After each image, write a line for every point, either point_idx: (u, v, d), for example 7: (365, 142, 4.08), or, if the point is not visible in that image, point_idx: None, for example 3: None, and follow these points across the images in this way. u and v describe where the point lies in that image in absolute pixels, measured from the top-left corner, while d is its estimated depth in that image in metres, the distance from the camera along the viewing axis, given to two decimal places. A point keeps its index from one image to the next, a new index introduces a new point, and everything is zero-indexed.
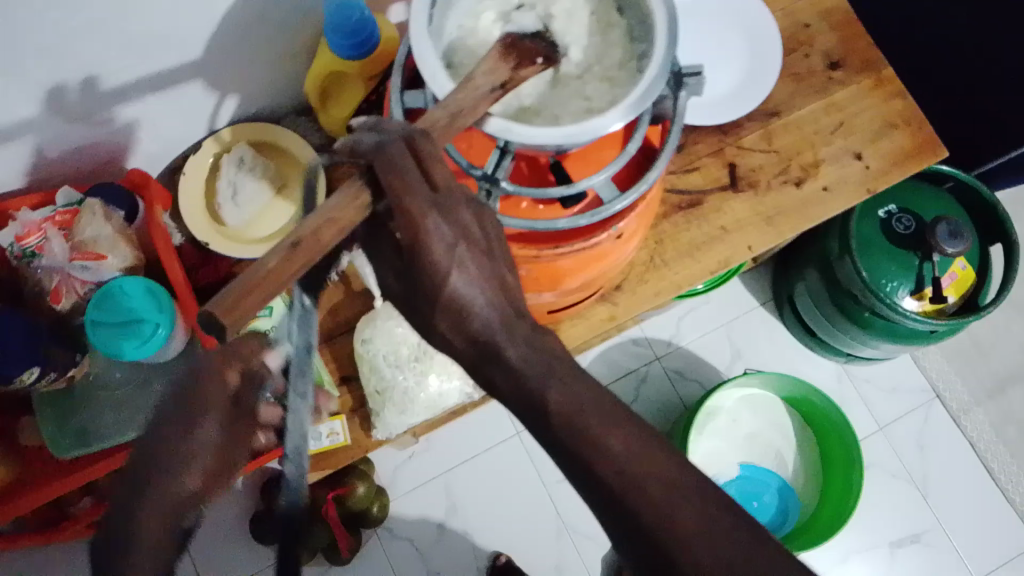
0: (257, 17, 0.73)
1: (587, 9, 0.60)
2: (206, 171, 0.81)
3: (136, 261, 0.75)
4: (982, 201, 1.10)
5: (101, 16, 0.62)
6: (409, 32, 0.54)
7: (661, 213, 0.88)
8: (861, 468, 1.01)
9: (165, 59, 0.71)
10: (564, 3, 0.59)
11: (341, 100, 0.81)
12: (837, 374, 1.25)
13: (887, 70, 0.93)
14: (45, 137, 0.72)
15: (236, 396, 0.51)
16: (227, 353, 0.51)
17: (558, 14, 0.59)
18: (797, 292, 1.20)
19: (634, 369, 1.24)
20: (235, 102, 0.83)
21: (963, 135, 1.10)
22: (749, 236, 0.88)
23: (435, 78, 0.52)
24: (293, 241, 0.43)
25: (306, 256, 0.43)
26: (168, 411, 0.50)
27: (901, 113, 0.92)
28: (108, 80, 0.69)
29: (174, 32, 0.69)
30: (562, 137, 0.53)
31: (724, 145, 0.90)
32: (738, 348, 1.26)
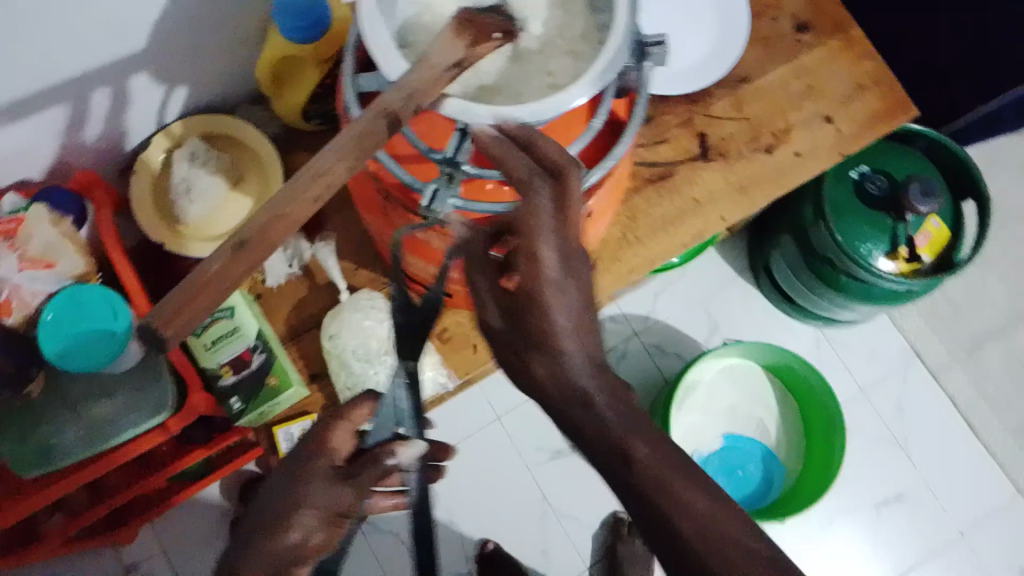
0: (203, 2, 0.69)
1: None
2: (155, 169, 0.78)
3: (88, 268, 0.72)
4: (953, 158, 1.10)
5: (34, 7, 0.58)
6: (358, 12, 0.51)
7: (632, 188, 0.86)
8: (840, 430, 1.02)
9: (107, 50, 0.67)
10: None
11: (295, 87, 0.77)
12: (816, 340, 1.25)
13: (856, 31, 0.91)
14: None
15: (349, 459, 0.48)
16: (331, 412, 0.49)
17: None
18: (773, 260, 1.20)
19: (614, 347, 1.23)
20: (184, 94, 0.80)
21: (933, 93, 1.09)
22: (722, 206, 0.86)
23: (389, 59, 0.50)
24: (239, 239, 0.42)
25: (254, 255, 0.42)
26: (283, 466, 0.48)
27: (872, 75, 0.90)
28: (48, 75, 0.66)
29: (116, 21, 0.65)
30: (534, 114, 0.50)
31: (693, 115, 0.89)
32: (716, 319, 1.25)
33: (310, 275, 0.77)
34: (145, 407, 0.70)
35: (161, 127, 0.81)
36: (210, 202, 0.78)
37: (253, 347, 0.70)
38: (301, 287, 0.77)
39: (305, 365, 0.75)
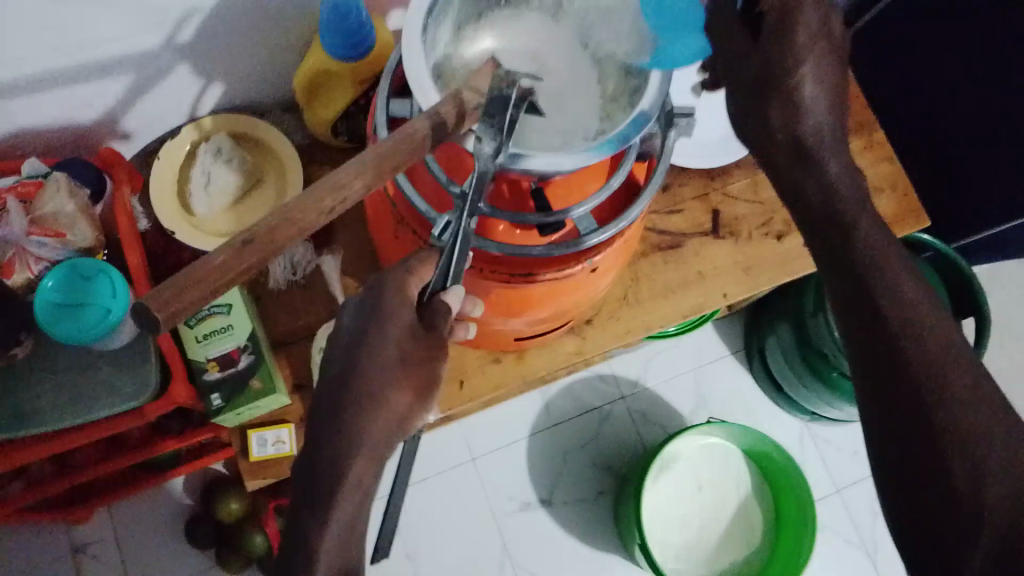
0: (254, 47, 0.73)
1: (587, 56, 0.58)
2: (180, 157, 0.77)
3: (97, 243, 0.69)
4: (960, 272, 1.04)
5: (85, 59, 0.65)
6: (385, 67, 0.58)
7: (640, 251, 0.85)
8: (813, 533, 0.98)
9: (185, 24, 0.65)
10: (567, 76, 0.58)
11: (327, 104, 0.76)
12: (799, 432, 1.24)
13: (879, 132, 0.91)
14: (13, 135, 0.70)
15: (401, 426, 0.49)
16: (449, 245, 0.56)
17: (557, 82, 0.57)
18: (768, 345, 1.18)
19: (597, 407, 1.22)
20: (220, 90, 0.77)
21: (948, 209, 1.08)
22: (724, 283, 0.85)
23: (423, 89, 0.50)
24: (246, 238, 0.41)
25: (256, 255, 0.41)
26: None
27: (888, 177, 0.89)
28: (69, 51, 0.63)
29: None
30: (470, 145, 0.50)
31: (709, 190, 0.88)
32: (704, 396, 1.24)
33: (311, 285, 0.78)
34: (123, 394, 0.68)
35: (192, 118, 0.79)
36: (227, 199, 0.77)
37: (243, 347, 0.70)
38: (300, 296, 0.78)
39: (289, 374, 0.75)
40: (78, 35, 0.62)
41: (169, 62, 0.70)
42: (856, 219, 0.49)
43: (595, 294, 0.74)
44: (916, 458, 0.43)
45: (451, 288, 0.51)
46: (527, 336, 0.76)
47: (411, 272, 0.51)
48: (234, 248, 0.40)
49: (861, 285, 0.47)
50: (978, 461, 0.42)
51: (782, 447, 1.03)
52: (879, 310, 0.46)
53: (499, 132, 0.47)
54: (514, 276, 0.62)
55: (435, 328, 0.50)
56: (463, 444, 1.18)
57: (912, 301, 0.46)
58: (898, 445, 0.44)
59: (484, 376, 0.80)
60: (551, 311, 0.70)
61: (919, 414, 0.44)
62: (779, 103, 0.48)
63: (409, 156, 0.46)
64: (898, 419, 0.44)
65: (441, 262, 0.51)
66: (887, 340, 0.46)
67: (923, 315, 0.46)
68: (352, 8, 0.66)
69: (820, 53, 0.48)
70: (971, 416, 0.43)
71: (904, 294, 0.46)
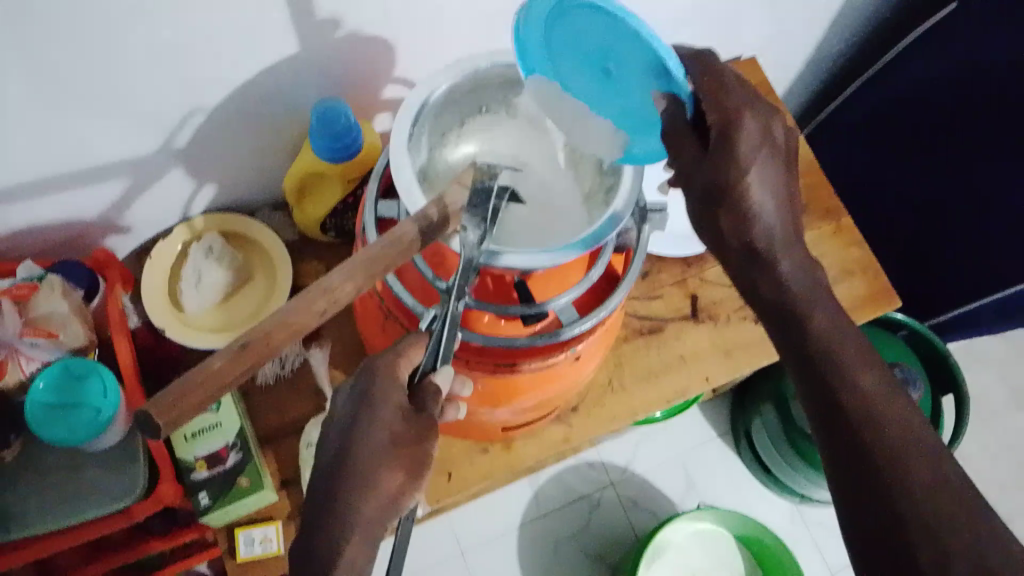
0: (246, 151, 0.76)
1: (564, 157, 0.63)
2: (172, 256, 0.79)
3: (88, 343, 0.71)
4: (935, 350, 1.07)
5: (83, 166, 0.67)
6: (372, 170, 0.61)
7: (622, 337, 0.87)
8: None
9: (181, 129, 0.69)
10: (543, 178, 0.63)
11: (317, 201, 0.79)
12: (790, 514, 1.23)
13: (846, 218, 0.95)
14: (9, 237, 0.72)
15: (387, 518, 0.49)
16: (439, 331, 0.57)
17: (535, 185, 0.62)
18: (754, 427, 1.18)
19: (587, 494, 1.21)
20: (212, 192, 0.80)
21: (919, 288, 1.11)
22: (706, 367, 0.87)
23: (409, 192, 0.53)
24: (242, 343, 0.44)
25: (254, 358, 0.44)
26: None
27: (858, 261, 0.93)
28: (67, 156, 0.66)
29: (193, 78, 0.64)
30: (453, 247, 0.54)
31: (687, 275, 0.91)
32: (693, 480, 1.24)
33: (299, 378, 0.79)
34: (110, 492, 0.67)
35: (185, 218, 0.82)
36: (218, 296, 0.79)
37: (231, 444, 0.71)
38: (289, 390, 0.78)
39: (276, 469, 0.75)
40: (77, 141, 0.64)
41: (164, 166, 0.72)
42: (821, 307, 0.52)
43: (579, 381, 0.75)
44: (888, 551, 0.44)
45: (441, 368, 0.52)
46: (514, 425, 0.77)
47: (402, 355, 0.52)
48: (230, 356, 0.43)
49: (821, 382, 0.50)
50: (945, 547, 0.43)
51: (772, 531, 1.03)
52: (839, 406, 0.49)
53: (484, 220, 0.52)
54: (499, 366, 0.63)
55: (426, 409, 0.50)
56: (452, 537, 1.16)
57: (870, 397, 0.48)
58: (874, 538, 0.45)
59: (472, 466, 0.80)
60: (536, 400, 0.71)
61: (884, 506, 0.45)
62: (729, 212, 0.51)
63: (396, 256, 0.48)
64: (868, 511, 0.46)
65: (431, 345, 0.53)
66: (849, 435, 0.48)
67: (884, 408, 0.48)
68: (341, 113, 0.70)
69: (763, 159, 0.50)
70: (939, 496, 0.44)
71: (860, 390, 0.48)
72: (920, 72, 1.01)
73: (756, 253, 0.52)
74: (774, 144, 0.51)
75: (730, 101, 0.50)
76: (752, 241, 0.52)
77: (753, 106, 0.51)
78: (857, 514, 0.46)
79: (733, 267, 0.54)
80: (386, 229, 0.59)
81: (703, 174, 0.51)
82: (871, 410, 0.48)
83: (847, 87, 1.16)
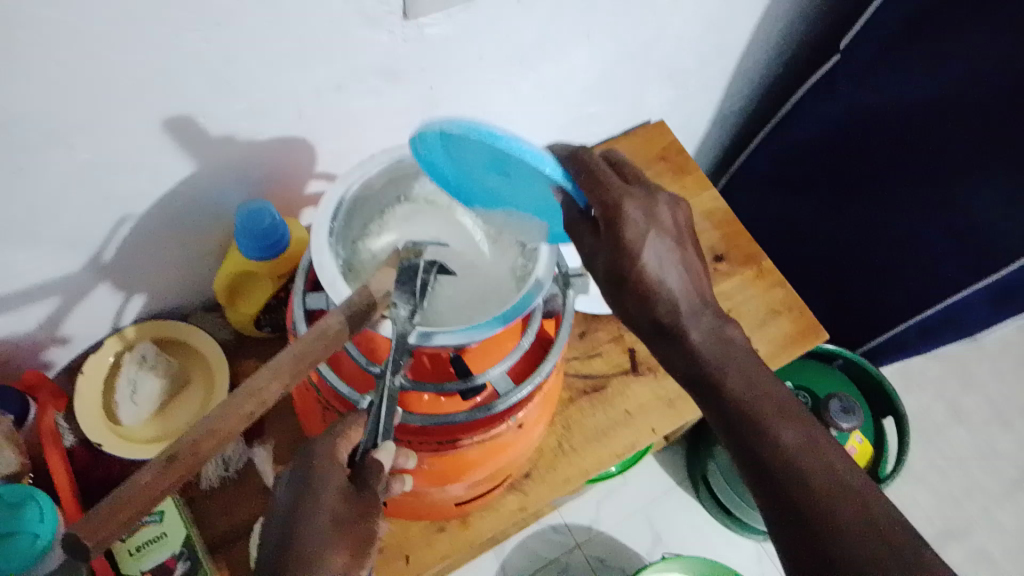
0: (174, 258, 0.77)
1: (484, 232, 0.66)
2: (105, 369, 0.78)
3: (22, 466, 0.70)
4: (869, 375, 1.11)
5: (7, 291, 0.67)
6: (298, 267, 0.63)
7: (567, 398, 0.89)
8: None
9: (106, 244, 0.69)
10: None
11: (251, 299, 0.80)
12: (757, 555, 1.24)
13: (767, 261, 0.99)
14: None
15: None
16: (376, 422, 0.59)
17: None
18: (710, 471, 1.20)
19: (555, 559, 1.20)
20: (142, 301, 0.80)
21: (847, 318, 1.16)
22: (651, 418, 0.88)
23: (334, 284, 0.54)
24: (168, 457, 0.45)
25: (181, 470, 0.45)
26: None
27: (783, 300, 0.97)
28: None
29: (114, 194, 0.65)
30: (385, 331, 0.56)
31: (623, 331, 0.94)
32: (659, 532, 1.24)
33: (245, 478, 0.78)
34: None
35: (116, 330, 0.81)
36: (155, 404, 0.78)
37: (179, 554, 0.69)
38: (236, 491, 0.77)
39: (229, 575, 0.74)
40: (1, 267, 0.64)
41: (90, 282, 0.72)
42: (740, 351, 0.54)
43: (527, 449, 0.76)
44: None
45: (382, 446, 0.53)
46: (467, 500, 0.77)
47: (342, 437, 0.53)
48: (158, 470, 0.45)
49: (744, 440, 0.51)
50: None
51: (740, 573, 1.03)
52: (764, 465, 0.49)
53: (413, 295, 0.55)
54: (444, 443, 0.64)
55: (367, 487, 0.51)
56: None
57: (791, 452, 0.49)
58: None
59: (431, 548, 0.80)
60: (485, 473, 0.72)
61: (817, 558, 0.45)
62: (631, 295, 0.55)
63: (322, 349, 0.50)
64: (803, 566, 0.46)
65: (369, 424, 0.54)
66: (777, 492, 0.48)
67: (808, 461, 0.49)
68: (265, 213, 0.71)
69: (652, 238, 0.54)
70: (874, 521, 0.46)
71: (781, 445, 0.50)
72: (814, 122, 1.07)
73: (663, 327, 0.55)
74: (658, 222, 0.54)
75: (610, 189, 0.54)
76: (657, 318, 0.55)
77: (632, 194, 0.54)
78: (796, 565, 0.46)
79: (646, 337, 0.56)
80: (316, 322, 0.60)
81: (604, 257, 0.54)
82: (791, 463, 0.49)
83: (753, 138, 1.23)
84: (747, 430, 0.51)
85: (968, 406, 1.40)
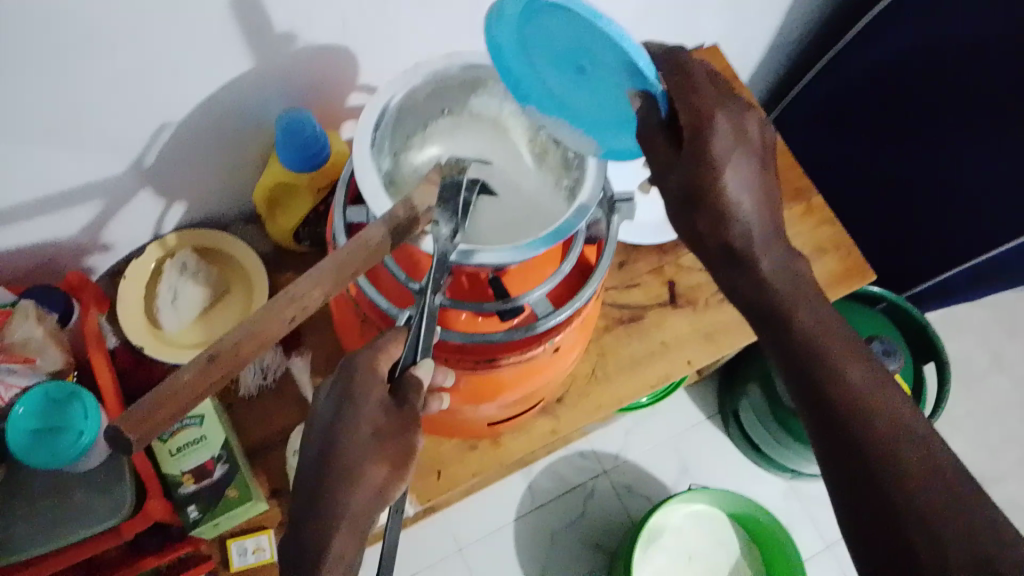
0: (215, 167, 0.76)
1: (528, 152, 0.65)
2: (146, 275, 0.78)
3: (66, 365, 0.72)
4: (914, 320, 1.08)
5: (50, 191, 0.67)
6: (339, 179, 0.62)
7: (602, 326, 0.88)
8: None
9: (147, 148, 0.69)
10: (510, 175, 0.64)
11: (290, 211, 0.79)
12: (783, 491, 1.24)
13: (817, 196, 0.96)
14: None
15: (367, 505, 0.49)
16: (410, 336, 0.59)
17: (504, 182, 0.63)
18: (741, 407, 1.19)
19: (581, 483, 1.22)
20: (182, 208, 0.80)
21: (895, 260, 1.13)
22: (687, 351, 0.88)
23: (376, 198, 0.53)
24: (210, 354, 0.45)
25: (223, 368, 0.45)
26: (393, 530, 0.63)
27: (831, 238, 0.94)
28: (36, 185, 0.66)
29: (155, 98, 0.64)
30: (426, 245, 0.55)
31: (664, 262, 0.92)
32: (686, 463, 1.25)
33: (282, 388, 0.79)
34: (100, 512, 0.67)
35: (157, 236, 0.81)
36: (195, 311, 0.79)
37: (217, 458, 0.70)
38: (273, 400, 0.78)
39: (266, 479, 0.76)
40: (44, 168, 0.64)
41: (132, 187, 0.72)
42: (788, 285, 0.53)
43: (561, 374, 0.76)
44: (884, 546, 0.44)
45: (421, 362, 0.53)
46: (499, 421, 0.77)
47: (381, 351, 0.52)
48: (199, 369, 0.45)
49: (809, 378, 0.50)
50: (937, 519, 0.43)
51: (765, 508, 1.04)
52: (829, 402, 0.48)
53: (455, 215, 0.53)
54: (481, 362, 0.64)
55: (407, 401, 0.51)
56: (449, 536, 1.16)
57: (860, 391, 0.48)
58: (866, 530, 0.45)
59: (461, 465, 0.81)
60: (520, 395, 0.72)
61: (881, 499, 0.45)
62: (705, 212, 0.51)
63: (363, 259, 0.49)
64: (863, 506, 0.45)
65: (409, 339, 0.53)
66: (841, 431, 0.47)
67: (874, 402, 0.48)
68: (306, 123, 0.70)
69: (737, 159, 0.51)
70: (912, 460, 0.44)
71: (850, 385, 0.48)
72: (877, 53, 1.02)
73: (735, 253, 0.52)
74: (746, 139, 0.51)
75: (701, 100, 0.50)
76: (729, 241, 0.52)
77: (724, 104, 0.51)
78: (853, 503, 0.46)
79: (714, 263, 0.54)
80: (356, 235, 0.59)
81: (680, 174, 0.51)
82: (859, 403, 0.48)
83: (810, 68, 1.18)
84: (812, 368, 0.50)
85: (1011, 356, 1.37)
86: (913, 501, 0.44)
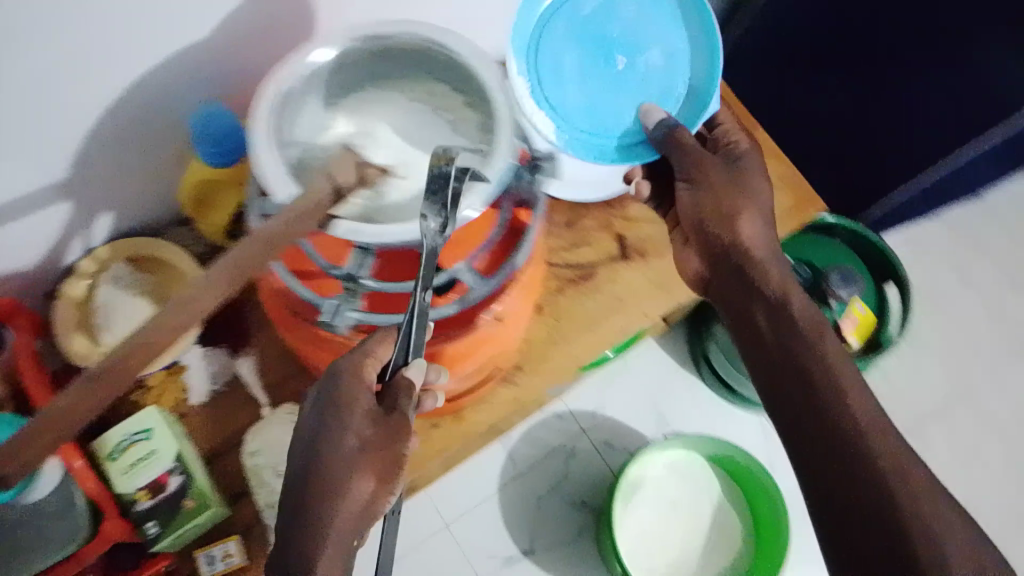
0: (136, 172, 0.74)
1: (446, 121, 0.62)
2: (81, 292, 0.76)
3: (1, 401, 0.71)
4: (872, 245, 1.08)
5: None
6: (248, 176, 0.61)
7: (556, 289, 0.86)
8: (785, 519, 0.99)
9: (55, 159, 0.66)
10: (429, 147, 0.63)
11: (220, 209, 0.77)
12: (761, 427, 1.25)
13: (761, 130, 0.94)
14: None
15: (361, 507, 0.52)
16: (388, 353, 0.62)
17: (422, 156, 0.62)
18: (711, 351, 1.19)
19: (561, 445, 1.22)
20: (110, 218, 0.77)
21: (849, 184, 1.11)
22: (643, 303, 0.87)
23: (277, 184, 0.52)
24: (93, 373, 0.46)
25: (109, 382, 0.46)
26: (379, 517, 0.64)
27: (779, 171, 0.92)
28: None
29: (54, 107, 0.61)
30: (404, 232, 0.54)
31: (611, 218, 0.90)
32: (663, 412, 1.25)
33: (235, 389, 0.78)
34: (57, 539, 0.66)
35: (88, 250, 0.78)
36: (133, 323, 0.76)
37: (171, 469, 0.69)
38: (225, 403, 0.77)
39: (227, 484, 0.75)
40: None
41: (50, 203, 0.70)
42: None
43: (515, 340, 0.75)
44: (878, 546, 0.54)
45: (413, 363, 0.56)
46: (458, 395, 0.77)
47: (369, 355, 0.56)
48: (82, 388, 0.46)
49: (800, 417, 0.63)
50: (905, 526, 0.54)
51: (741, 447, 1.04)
52: (838, 425, 0.60)
53: (445, 206, 0.53)
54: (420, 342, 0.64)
55: (395, 408, 0.54)
56: (434, 514, 1.15)
57: (842, 414, 0.60)
58: (849, 527, 0.56)
59: (427, 445, 0.80)
60: (473, 368, 0.71)
61: (861, 495, 0.56)
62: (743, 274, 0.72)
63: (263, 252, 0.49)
64: (834, 510, 0.57)
65: (400, 340, 0.56)
66: (843, 447, 0.59)
67: (863, 428, 0.59)
68: (219, 115, 0.67)
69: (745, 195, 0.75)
70: None
71: (851, 418, 0.60)
72: None
73: (780, 318, 0.68)
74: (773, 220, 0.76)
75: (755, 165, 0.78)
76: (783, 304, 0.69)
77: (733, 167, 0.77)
78: (826, 514, 0.58)
79: (761, 323, 0.69)
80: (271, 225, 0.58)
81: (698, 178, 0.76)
82: (852, 426, 0.60)
83: None
84: (788, 402, 0.64)
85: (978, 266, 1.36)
86: (885, 494, 0.56)
